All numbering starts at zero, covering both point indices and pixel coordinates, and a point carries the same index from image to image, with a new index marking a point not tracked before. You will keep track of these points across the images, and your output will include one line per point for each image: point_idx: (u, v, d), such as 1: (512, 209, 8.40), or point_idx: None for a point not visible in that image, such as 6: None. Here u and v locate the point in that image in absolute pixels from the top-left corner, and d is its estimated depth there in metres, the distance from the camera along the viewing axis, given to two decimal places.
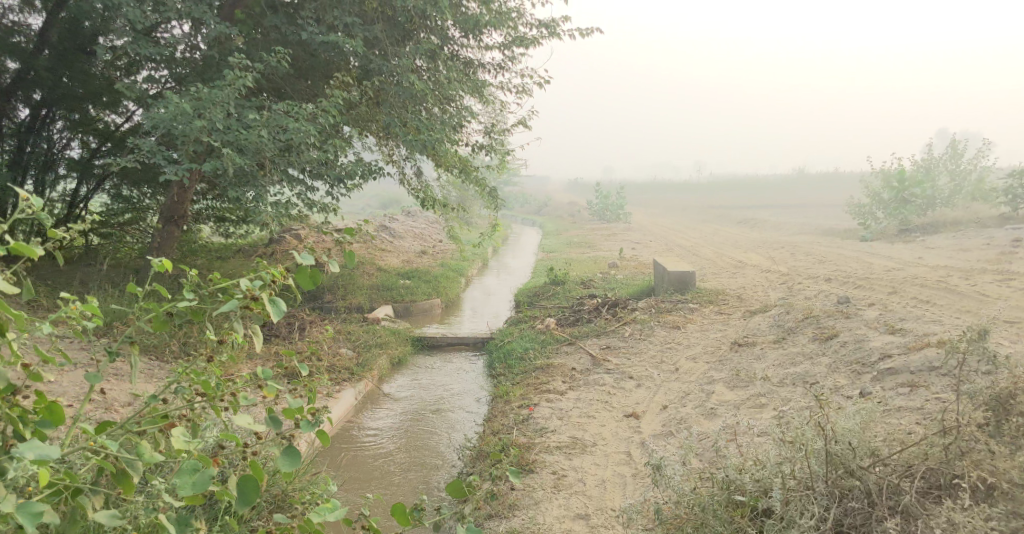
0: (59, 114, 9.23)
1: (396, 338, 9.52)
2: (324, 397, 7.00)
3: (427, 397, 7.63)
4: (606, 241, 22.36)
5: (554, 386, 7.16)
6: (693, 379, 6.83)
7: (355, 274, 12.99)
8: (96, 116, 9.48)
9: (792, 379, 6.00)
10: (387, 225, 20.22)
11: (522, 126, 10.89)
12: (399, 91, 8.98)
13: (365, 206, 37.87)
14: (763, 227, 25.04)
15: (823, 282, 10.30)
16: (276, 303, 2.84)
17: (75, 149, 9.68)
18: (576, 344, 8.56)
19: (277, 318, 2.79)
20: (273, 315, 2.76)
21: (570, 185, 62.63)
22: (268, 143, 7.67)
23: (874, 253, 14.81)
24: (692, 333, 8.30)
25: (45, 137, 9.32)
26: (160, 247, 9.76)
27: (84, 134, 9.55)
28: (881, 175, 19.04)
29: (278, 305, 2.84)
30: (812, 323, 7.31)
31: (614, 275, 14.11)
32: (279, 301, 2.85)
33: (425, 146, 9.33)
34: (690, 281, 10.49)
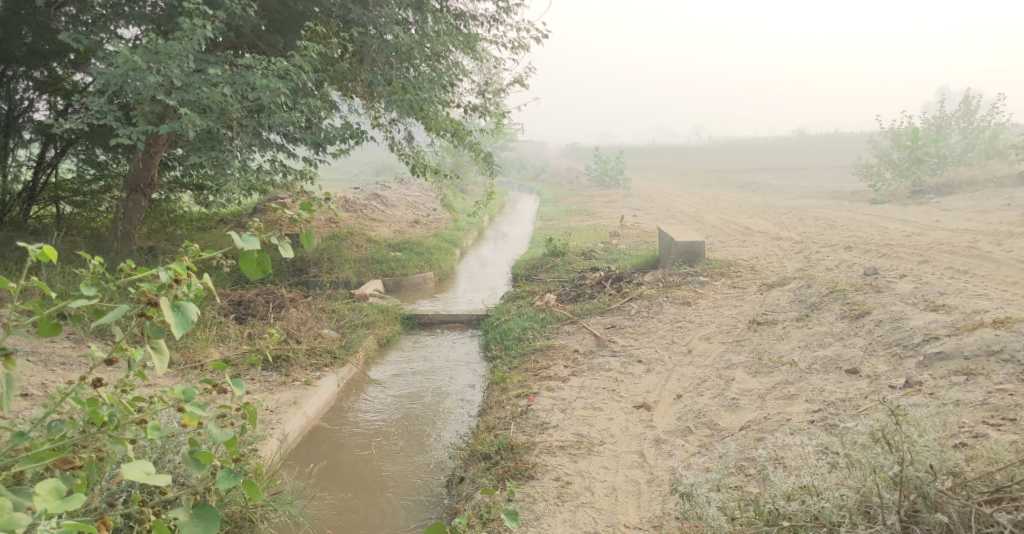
0: (20, 72, 8.48)
1: (384, 317, 8.84)
2: (301, 389, 6.41)
3: (417, 384, 7.01)
4: (606, 208, 21.65)
5: (556, 371, 6.51)
6: (709, 363, 6.17)
7: (343, 247, 12.27)
8: (62, 75, 8.80)
9: (823, 363, 5.34)
10: (378, 193, 19.42)
11: (518, 84, 10.09)
12: (382, 46, 8.20)
13: (359, 174, 37.06)
14: (765, 190, 24.32)
15: (841, 250, 9.60)
16: (181, 311, 2.22)
17: (41, 112, 9.02)
18: (579, 322, 7.89)
19: (183, 334, 2.17)
20: (178, 331, 2.17)
21: (568, 151, 61.63)
22: (234, 103, 6.92)
23: (887, 216, 14.10)
24: (704, 309, 7.63)
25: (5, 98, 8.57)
26: (127, 218, 9.13)
27: (51, 94, 8.91)
28: (891, 134, 18.26)
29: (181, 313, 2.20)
30: (839, 298, 6.63)
31: (616, 245, 13.41)
32: (185, 308, 2.22)
33: (411, 108, 8.56)
34: (699, 251, 9.79)
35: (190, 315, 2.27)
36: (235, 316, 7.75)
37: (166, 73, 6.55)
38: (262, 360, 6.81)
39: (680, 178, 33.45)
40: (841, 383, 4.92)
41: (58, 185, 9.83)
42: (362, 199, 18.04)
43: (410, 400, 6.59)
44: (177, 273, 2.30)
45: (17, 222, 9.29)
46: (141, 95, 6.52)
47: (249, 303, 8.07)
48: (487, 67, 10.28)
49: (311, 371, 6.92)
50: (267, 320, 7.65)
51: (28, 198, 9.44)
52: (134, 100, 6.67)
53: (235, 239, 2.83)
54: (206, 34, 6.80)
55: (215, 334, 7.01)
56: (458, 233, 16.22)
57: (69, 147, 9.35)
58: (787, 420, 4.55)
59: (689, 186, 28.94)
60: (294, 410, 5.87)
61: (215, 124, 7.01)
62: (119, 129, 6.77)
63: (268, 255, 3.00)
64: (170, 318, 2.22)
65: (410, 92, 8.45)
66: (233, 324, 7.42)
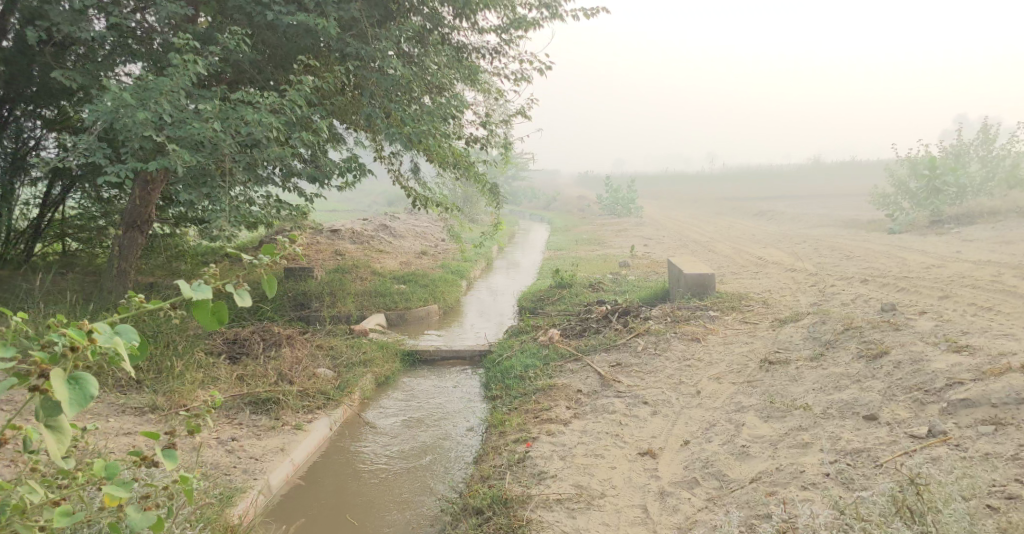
0: (29, 111, 8.53)
1: (383, 354, 8.57)
2: (291, 434, 6.14)
3: (413, 425, 6.75)
4: (618, 238, 21.38)
5: (556, 414, 6.20)
6: (718, 406, 5.84)
7: (346, 280, 12.06)
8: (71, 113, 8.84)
9: (839, 407, 5.00)
10: (387, 224, 19.28)
11: (522, 116, 9.90)
12: (381, 79, 8.04)
13: (371, 204, 37.06)
14: (780, 219, 24.00)
15: (858, 283, 9.24)
16: (76, 386, 2.18)
17: (48, 150, 9.04)
18: (583, 360, 7.59)
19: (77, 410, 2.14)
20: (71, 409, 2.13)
21: (581, 180, 61.57)
22: (226, 138, 6.75)
23: (905, 247, 13.73)
24: (714, 346, 7.30)
25: (13, 135, 8.60)
26: (124, 256, 8.86)
27: (59, 132, 8.93)
28: (908, 162, 17.95)
29: (79, 389, 2.18)
30: (856, 336, 6.28)
31: (626, 276, 13.10)
32: (81, 382, 2.20)
33: (411, 141, 8.38)
34: (709, 284, 9.48)
35: (89, 388, 2.22)
36: (228, 354, 7.52)
37: (155, 109, 6.37)
38: (252, 402, 6.56)
39: (693, 206, 33.16)
40: (858, 431, 4.57)
41: (63, 222, 9.82)
42: (370, 230, 17.90)
43: (405, 443, 6.32)
44: (73, 340, 2.26)
45: (21, 259, 9.35)
46: (129, 132, 6.33)
47: (243, 341, 7.84)
48: (490, 98, 10.10)
49: (303, 414, 6.64)
50: (261, 358, 7.41)
51: (35, 234, 9.56)
52: (124, 137, 6.51)
53: (186, 288, 2.58)
54: (198, 69, 6.63)
55: (206, 374, 6.78)
56: (466, 264, 15.98)
57: (73, 185, 9.35)
58: (801, 472, 4.22)
59: (703, 214, 28.64)
60: (282, 458, 5.63)
61: (207, 159, 6.83)
62: (109, 167, 6.61)
63: (222, 305, 2.78)
64: (64, 393, 2.18)
65: (408, 125, 8.25)
66: (225, 363, 7.18)
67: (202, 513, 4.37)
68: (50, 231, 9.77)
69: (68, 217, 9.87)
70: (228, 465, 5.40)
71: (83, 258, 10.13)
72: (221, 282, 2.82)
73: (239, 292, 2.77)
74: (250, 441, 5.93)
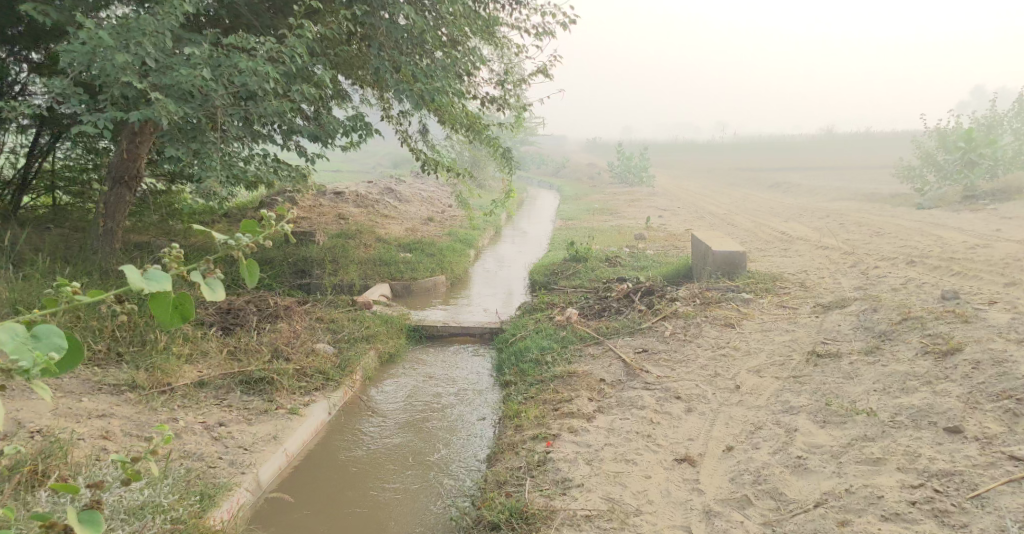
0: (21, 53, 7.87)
1: (388, 329, 7.93)
2: (284, 420, 5.46)
3: (421, 416, 6.06)
4: (631, 208, 20.63)
5: (579, 407, 5.57)
6: (762, 406, 5.21)
7: (350, 246, 11.38)
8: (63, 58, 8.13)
9: (912, 414, 4.37)
10: (392, 188, 18.54)
11: (543, 75, 9.12)
12: (391, 29, 7.28)
13: (376, 165, 36.23)
14: (796, 191, 23.21)
15: (901, 266, 8.57)
16: None
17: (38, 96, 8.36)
18: (605, 344, 6.94)
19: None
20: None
21: (589, 146, 60.52)
22: (217, 88, 6.00)
23: (938, 223, 13.02)
24: (751, 335, 6.66)
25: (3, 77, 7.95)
26: (110, 215, 8.08)
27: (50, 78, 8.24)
28: (938, 133, 17.15)
29: None
30: (918, 328, 5.63)
31: (644, 250, 12.41)
32: None
33: (422, 100, 7.63)
34: (739, 262, 8.81)
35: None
36: (220, 325, 6.85)
37: (137, 50, 5.64)
38: (245, 382, 5.86)
39: (706, 176, 32.32)
40: (942, 447, 4.00)
41: (54, 173, 9.19)
42: (375, 194, 17.16)
43: (411, 436, 5.65)
44: None
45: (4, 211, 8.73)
46: (107, 76, 5.60)
47: (238, 312, 7.16)
48: (508, 55, 9.32)
49: (299, 396, 5.95)
50: (254, 331, 6.76)
51: (21, 185, 8.89)
52: (102, 82, 5.77)
53: (133, 283, 1.86)
54: (187, 10, 5.89)
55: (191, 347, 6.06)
56: (474, 232, 15.30)
57: (63, 135, 8.66)
58: (879, 499, 3.69)
59: (718, 185, 27.77)
60: (274, 449, 5.00)
61: (195, 112, 6.08)
62: (84, 115, 5.87)
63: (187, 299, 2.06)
64: None
65: (420, 81, 7.49)
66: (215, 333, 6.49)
67: (177, 526, 3.74)
68: (38, 182, 9.13)
69: (58, 169, 9.22)
70: (212, 457, 4.75)
71: (74, 213, 9.50)
72: (186, 268, 2.09)
73: (209, 284, 2.07)
74: (237, 428, 5.21)
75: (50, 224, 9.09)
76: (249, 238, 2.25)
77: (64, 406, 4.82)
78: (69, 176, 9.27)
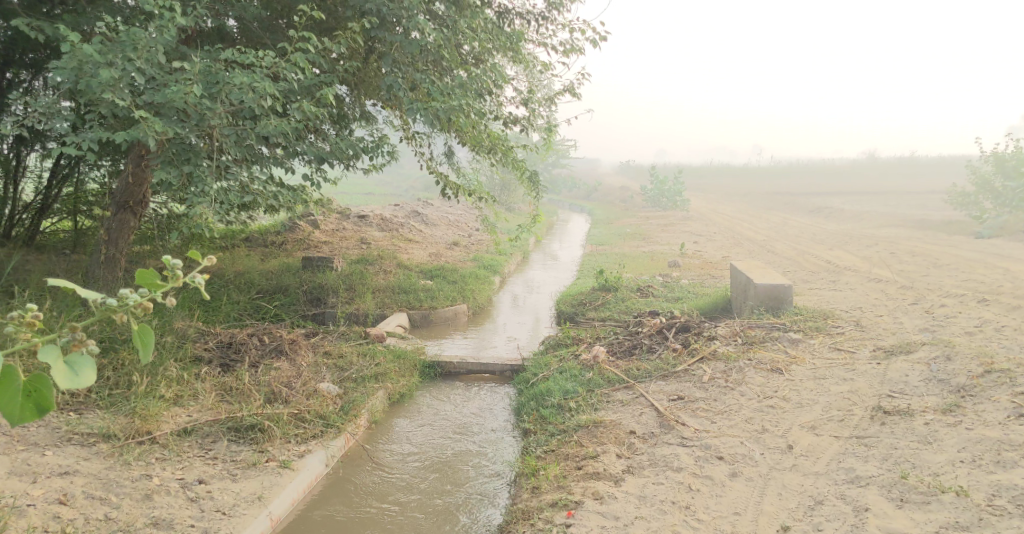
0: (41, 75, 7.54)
1: (401, 365, 7.21)
2: (273, 477, 4.70)
3: (435, 478, 5.23)
4: (664, 233, 19.86)
5: (605, 466, 4.85)
6: (822, 473, 4.46)
7: (368, 272, 10.80)
8: None
9: (1017, 497, 3.78)
10: (419, 210, 18.04)
11: (573, 94, 8.52)
12: (405, 43, 6.70)
13: (406, 187, 35.89)
14: (839, 217, 22.23)
15: (970, 305, 7.77)
16: None
17: None
18: (636, 389, 6.21)
19: None
20: None
21: (622, 169, 59.81)
22: (210, 106, 5.45)
23: (1001, 254, 12.09)
24: (803, 383, 5.91)
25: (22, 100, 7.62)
26: (111, 242, 7.50)
27: None
28: (992, 158, 16.18)
29: None
30: (1005, 385, 5.07)
31: (679, 279, 11.68)
32: None
33: (439, 120, 7.01)
34: (784, 297, 8.04)
35: None
36: (218, 362, 5.97)
37: (125, 65, 5.14)
38: (233, 428, 5.10)
39: (743, 200, 31.36)
40: None
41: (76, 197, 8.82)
42: (400, 217, 16.65)
43: (415, 511, 4.80)
44: None
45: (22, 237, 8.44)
46: (91, 94, 5.11)
47: (241, 346, 6.26)
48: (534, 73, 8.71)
49: (293, 446, 5.13)
50: (254, 370, 5.87)
51: (41, 209, 8.54)
52: (88, 100, 5.28)
53: None
54: (181, 22, 5.38)
55: (173, 392, 5.31)
56: (501, 257, 14.71)
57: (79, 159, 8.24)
58: None
59: (756, 209, 26.85)
60: (254, 515, 4.32)
61: (188, 133, 5.54)
62: (69, 136, 5.38)
63: (44, 384, 1.77)
64: None
65: (436, 99, 6.87)
66: (210, 372, 5.73)
67: None
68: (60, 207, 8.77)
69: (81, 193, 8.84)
70: (183, 523, 4.12)
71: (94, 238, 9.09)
72: (42, 340, 1.74)
73: (72, 363, 1.72)
74: (219, 488, 4.49)
75: (68, 251, 8.71)
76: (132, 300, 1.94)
77: (21, 462, 4.29)
78: (89, 202, 8.84)
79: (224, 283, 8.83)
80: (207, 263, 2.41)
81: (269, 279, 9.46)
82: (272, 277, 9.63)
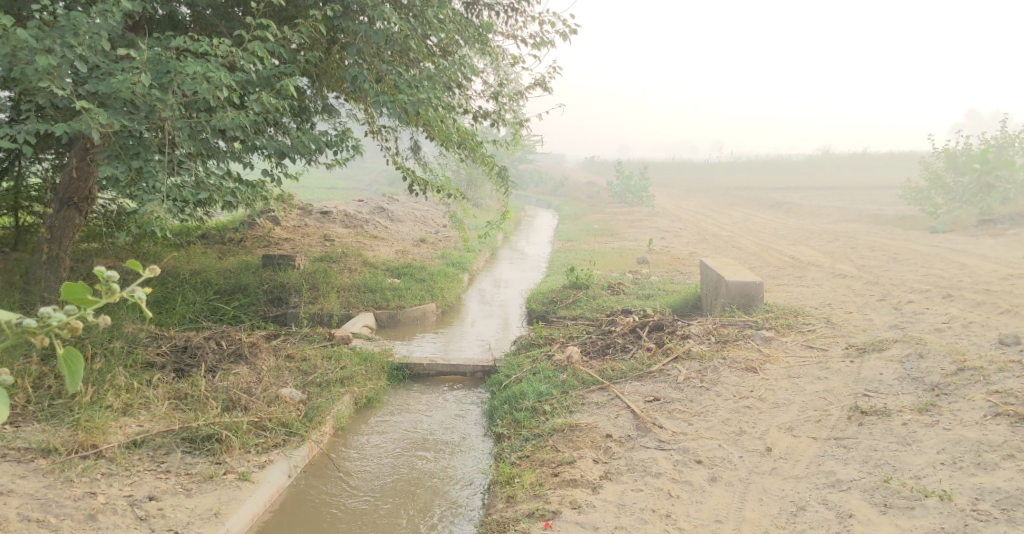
0: None
1: (368, 368, 6.97)
2: (232, 491, 4.45)
3: (403, 488, 5.03)
4: (632, 229, 19.83)
5: (582, 473, 4.69)
6: (801, 477, 4.39)
7: (333, 271, 10.51)
8: None
9: (1001, 501, 3.82)
10: (384, 206, 17.73)
11: (544, 88, 8.37)
12: (370, 33, 6.45)
13: (371, 182, 35.45)
14: (800, 211, 22.47)
15: (936, 301, 7.80)
16: None
17: None
18: (612, 391, 6.07)
19: None
20: None
21: (588, 164, 59.92)
22: (160, 97, 5.15)
23: (958, 249, 12.27)
24: (779, 382, 5.83)
25: None
26: (55, 240, 7.10)
27: None
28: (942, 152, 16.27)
29: None
30: (980, 383, 5.05)
31: (648, 276, 11.61)
32: None
33: (406, 113, 6.76)
34: (756, 294, 7.97)
35: None
36: (173, 368, 5.66)
37: (66, 53, 4.82)
38: (189, 440, 4.83)
39: (707, 196, 31.54)
40: None
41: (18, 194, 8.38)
42: (366, 213, 16.35)
43: (383, 526, 4.58)
44: None
45: None
46: (28, 83, 4.78)
47: (197, 350, 5.93)
48: (503, 67, 8.53)
49: (253, 456, 4.87)
50: (210, 375, 5.57)
51: None
52: (26, 89, 4.94)
53: None
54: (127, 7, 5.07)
55: (122, 401, 5.02)
56: (468, 254, 14.50)
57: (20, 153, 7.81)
58: None
59: (720, 205, 27.03)
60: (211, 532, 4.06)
61: (137, 126, 5.23)
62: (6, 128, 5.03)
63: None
64: None
65: (403, 92, 6.63)
66: (163, 379, 5.43)
67: None
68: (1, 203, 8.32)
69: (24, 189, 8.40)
70: None
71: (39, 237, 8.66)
72: None
73: None
74: (172, 505, 4.23)
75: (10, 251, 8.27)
76: (54, 321, 1.81)
77: None
78: (33, 196, 8.41)
79: (181, 284, 8.48)
80: (152, 275, 2.18)
81: (229, 279, 9.13)
82: (231, 277, 9.31)
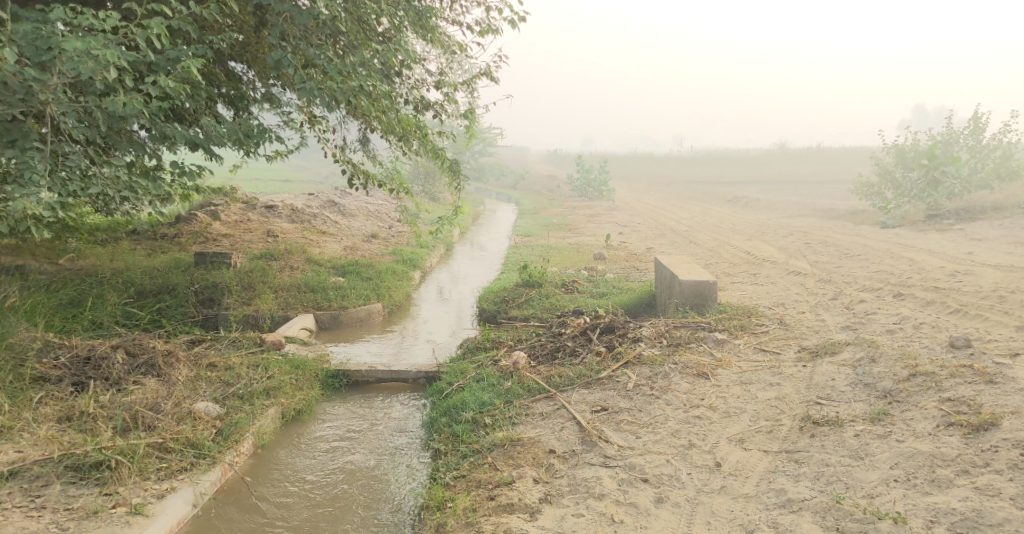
0: None
1: (299, 375, 6.51)
2: (118, 528, 4.03)
3: (323, 515, 4.63)
4: (589, 223, 19.56)
5: (519, 495, 4.35)
6: (751, 496, 4.11)
7: (273, 269, 9.98)
8: None
9: (956, 525, 3.61)
10: (335, 199, 17.16)
11: (492, 78, 7.99)
12: (295, 13, 5.97)
13: (328, 175, 34.62)
14: (755, 206, 22.46)
15: (889, 300, 7.60)
16: None
17: None
18: (557, 400, 5.72)
19: None
20: None
21: (549, 156, 59.62)
22: (36, 76, 4.64)
23: (907, 244, 12.20)
24: (732, 389, 5.53)
25: None
26: None
27: None
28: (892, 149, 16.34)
29: None
30: (932, 390, 4.81)
31: (602, 273, 11.29)
32: None
33: (335, 99, 6.28)
34: (710, 294, 7.69)
35: None
36: (70, 382, 5.15)
37: None
38: (80, 468, 4.37)
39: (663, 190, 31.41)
40: None
41: None
42: (315, 207, 15.75)
43: None
44: None
45: None
46: None
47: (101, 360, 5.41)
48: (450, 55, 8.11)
49: (153, 484, 4.43)
50: (112, 390, 5.08)
51: None
52: None
53: None
54: None
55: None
56: (419, 251, 14.02)
57: None
58: None
59: (677, 199, 26.93)
60: None
61: (9, 107, 4.71)
62: None
63: None
64: None
65: (333, 78, 6.16)
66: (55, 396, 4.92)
67: None
68: None
69: None
70: None
71: None
72: None
73: None
74: None
75: None
76: None
77: None
78: None
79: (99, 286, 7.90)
80: None
81: (156, 279, 8.56)
82: (157, 276, 8.75)
